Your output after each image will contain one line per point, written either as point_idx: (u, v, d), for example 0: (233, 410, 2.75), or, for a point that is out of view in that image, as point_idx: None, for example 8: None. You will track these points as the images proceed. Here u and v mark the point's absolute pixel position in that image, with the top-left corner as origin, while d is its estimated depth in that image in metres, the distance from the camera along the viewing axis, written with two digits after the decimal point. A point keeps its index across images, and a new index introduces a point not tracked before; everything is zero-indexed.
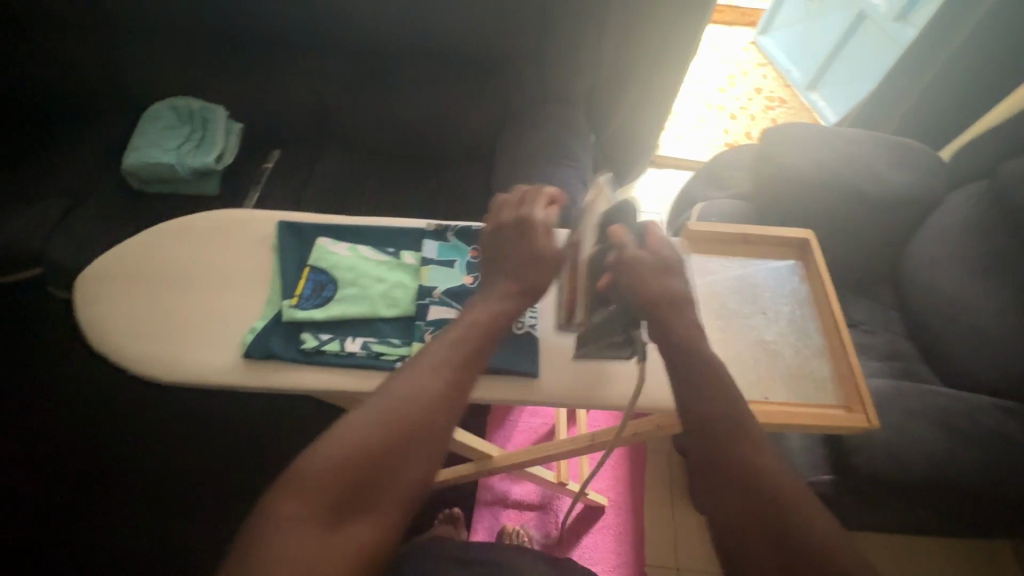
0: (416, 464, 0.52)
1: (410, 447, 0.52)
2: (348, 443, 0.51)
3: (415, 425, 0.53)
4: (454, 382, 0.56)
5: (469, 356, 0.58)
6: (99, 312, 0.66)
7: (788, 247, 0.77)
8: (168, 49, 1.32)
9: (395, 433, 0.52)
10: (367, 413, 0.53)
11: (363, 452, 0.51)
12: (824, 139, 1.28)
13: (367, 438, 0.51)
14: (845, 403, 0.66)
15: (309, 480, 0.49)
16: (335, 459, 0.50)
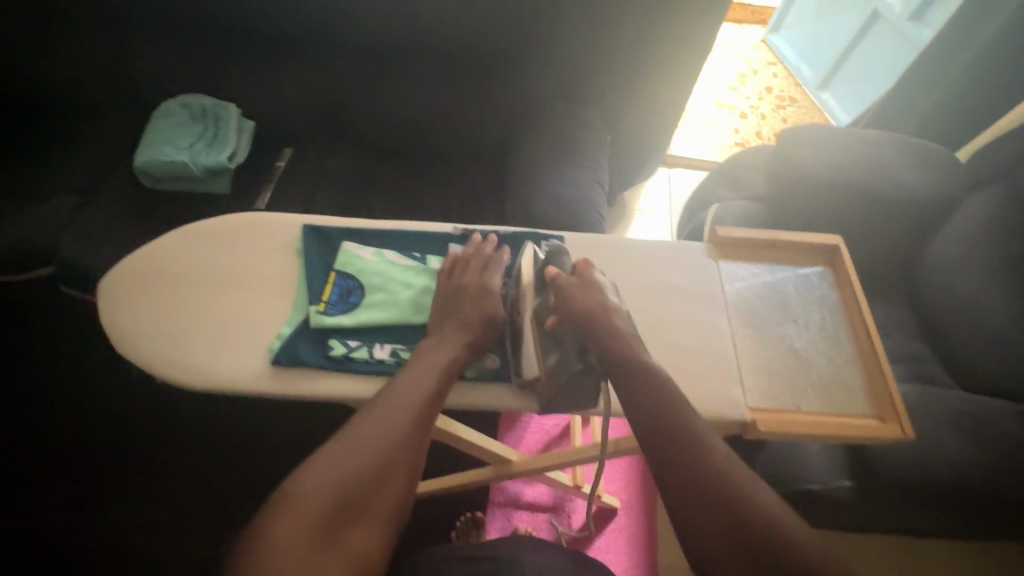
0: (395, 485, 0.55)
1: (389, 469, 0.55)
2: (331, 468, 0.54)
3: (393, 449, 0.56)
4: (428, 408, 0.60)
5: (441, 384, 0.62)
6: (121, 317, 0.66)
7: (817, 252, 0.76)
8: (179, 45, 1.31)
9: (375, 456, 0.55)
10: (347, 439, 0.56)
11: (346, 476, 0.54)
12: (844, 141, 1.27)
13: (349, 462, 0.54)
14: (879, 412, 0.65)
15: (296, 502, 0.51)
16: (319, 483, 0.53)
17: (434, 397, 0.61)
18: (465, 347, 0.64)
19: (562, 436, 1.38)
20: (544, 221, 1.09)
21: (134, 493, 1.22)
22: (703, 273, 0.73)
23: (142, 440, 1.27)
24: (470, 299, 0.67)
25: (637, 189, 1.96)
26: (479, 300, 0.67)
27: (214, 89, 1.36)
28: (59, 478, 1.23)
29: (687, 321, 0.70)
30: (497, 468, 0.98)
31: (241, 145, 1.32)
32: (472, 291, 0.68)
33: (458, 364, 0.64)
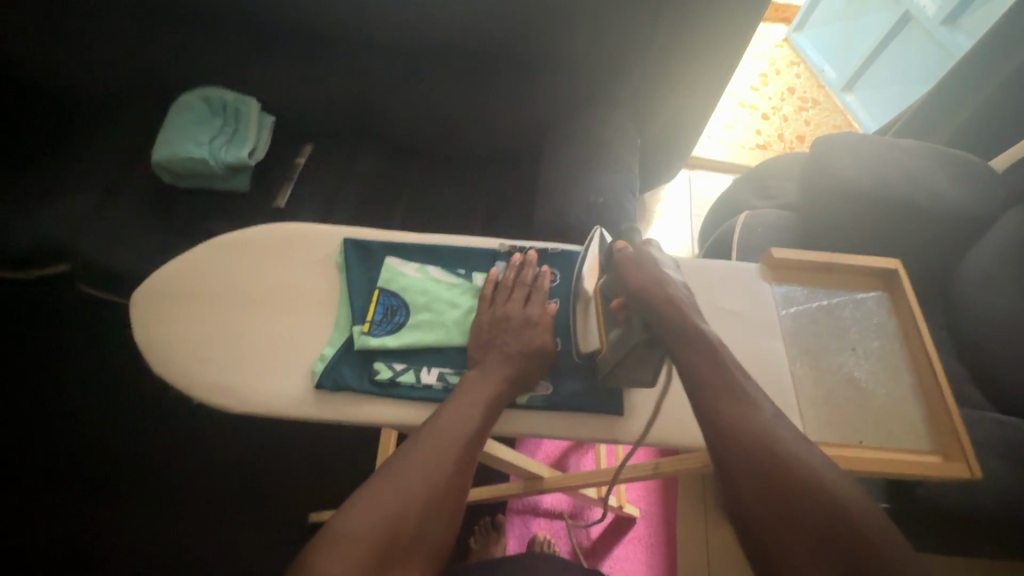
0: (442, 526, 0.52)
1: (436, 510, 0.52)
2: (377, 507, 0.50)
3: (440, 487, 0.53)
4: (474, 443, 0.57)
5: (485, 418, 0.59)
6: (159, 334, 0.66)
7: (872, 277, 0.75)
8: (196, 38, 1.27)
9: (422, 495, 0.52)
10: (393, 476, 0.53)
11: (393, 517, 0.50)
12: (888, 154, 1.19)
13: (396, 501, 0.51)
14: (941, 448, 0.63)
15: (343, 545, 0.48)
16: (366, 524, 0.49)
17: (480, 432, 0.58)
18: (508, 382, 0.61)
19: (580, 444, 1.31)
20: (577, 229, 1.05)
21: (154, 496, 1.22)
22: (757, 295, 0.72)
23: (161, 441, 1.27)
24: (515, 332, 0.64)
25: (657, 192, 1.92)
26: (523, 334, 0.64)
27: (232, 84, 1.32)
28: (78, 479, 1.23)
29: (741, 348, 0.68)
30: (529, 483, 0.99)
31: (260, 143, 1.29)
32: (516, 323, 0.65)
33: (505, 396, 0.61)
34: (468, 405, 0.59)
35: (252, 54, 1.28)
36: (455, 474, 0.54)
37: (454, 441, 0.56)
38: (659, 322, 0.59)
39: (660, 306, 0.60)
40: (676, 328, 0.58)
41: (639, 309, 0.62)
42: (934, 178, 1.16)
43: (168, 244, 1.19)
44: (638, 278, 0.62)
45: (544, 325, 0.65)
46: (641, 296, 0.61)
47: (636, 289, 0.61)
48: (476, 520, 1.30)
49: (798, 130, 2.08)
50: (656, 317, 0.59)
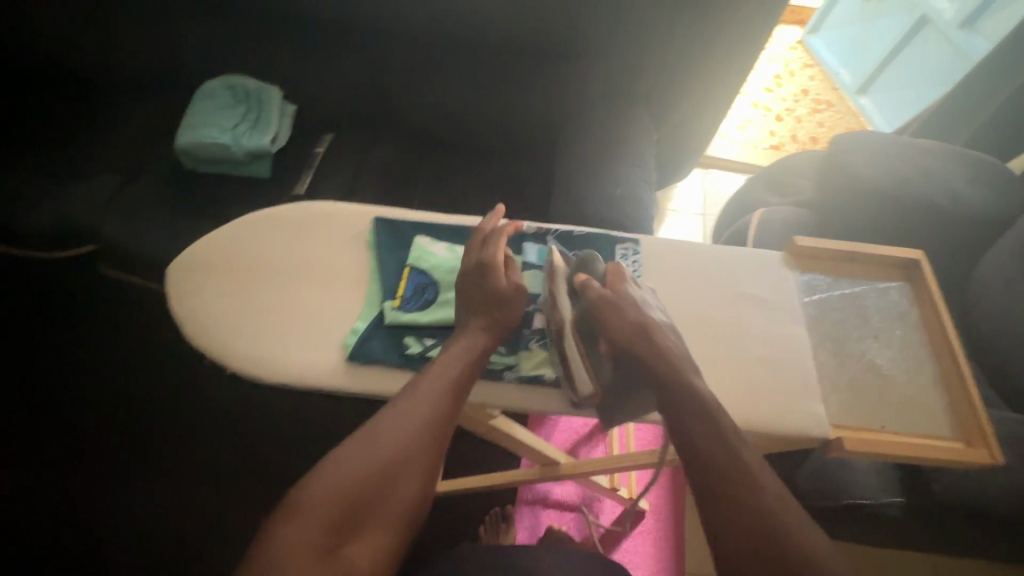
0: (407, 487, 0.54)
1: (395, 486, 0.54)
2: (339, 481, 0.53)
3: (408, 451, 0.55)
4: (447, 409, 0.58)
5: (459, 384, 0.60)
6: (195, 304, 0.68)
7: (895, 267, 0.76)
8: (222, 27, 1.29)
9: (388, 457, 0.54)
10: (364, 438, 0.55)
11: (358, 477, 0.53)
12: (909, 153, 1.16)
13: (362, 463, 0.54)
14: (964, 436, 0.65)
15: (306, 505, 0.51)
16: (324, 497, 0.52)
17: (453, 397, 0.59)
18: (485, 334, 0.63)
19: (592, 435, 1.31)
20: (594, 219, 1.05)
21: (167, 477, 1.22)
22: (781, 283, 0.75)
23: (175, 423, 1.27)
24: (478, 285, 0.66)
25: (670, 190, 1.92)
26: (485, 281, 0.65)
27: (254, 72, 1.33)
28: (90, 457, 1.23)
29: (763, 332, 0.71)
30: (546, 468, 1.00)
31: (281, 130, 1.30)
32: (472, 273, 0.67)
33: (484, 352, 0.63)
34: (439, 384, 0.59)
35: (277, 43, 1.30)
36: (418, 449, 0.55)
37: (420, 418, 0.57)
38: (654, 377, 0.60)
39: (650, 355, 0.60)
40: (673, 381, 0.59)
41: (628, 359, 0.62)
42: (951, 179, 1.13)
43: (185, 227, 1.20)
44: (621, 326, 0.62)
45: (502, 267, 0.66)
46: (630, 348, 0.61)
47: (621, 339, 0.61)
48: (488, 512, 1.29)
49: (812, 132, 2.08)
50: (649, 372, 0.60)
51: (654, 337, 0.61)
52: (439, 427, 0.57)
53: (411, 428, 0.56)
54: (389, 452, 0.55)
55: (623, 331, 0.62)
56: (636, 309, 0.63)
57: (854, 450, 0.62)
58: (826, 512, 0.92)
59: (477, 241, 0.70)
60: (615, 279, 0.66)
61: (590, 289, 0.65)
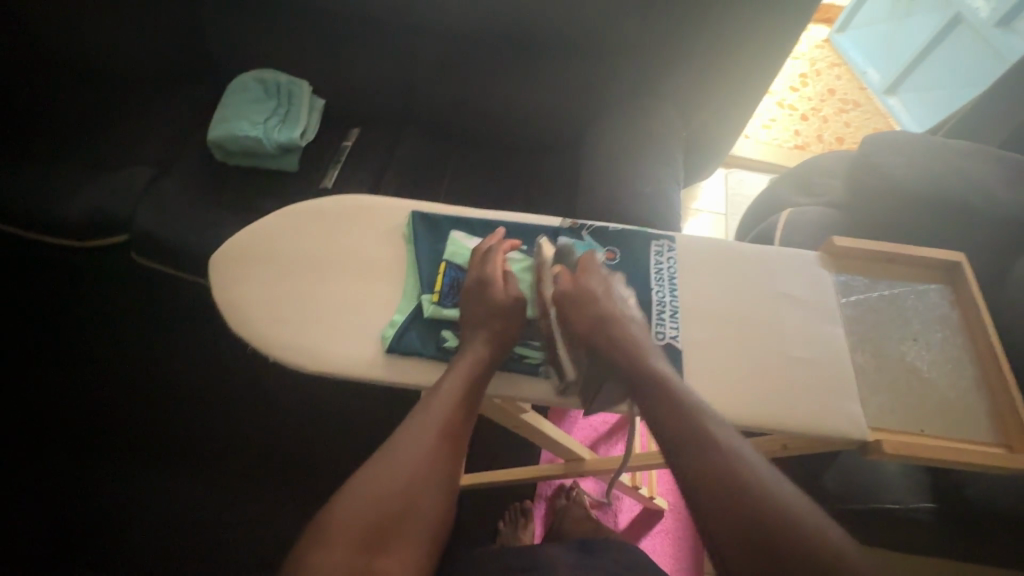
0: (431, 499, 0.55)
1: (418, 500, 0.54)
2: (363, 501, 0.53)
3: (427, 463, 0.56)
4: (459, 420, 0.60)
5: (468, 395, 0.62)
6: (238, 296, 0.71)
7: (934, 269, 0.76)
8: (254, 21, 1.30)
9: (408, 473, 0.55)
10: (384, 456, 0.56)
11: (384, 494, 0.54)
12: (943, 154, 1.13)
13: (385, 479, 0.54)
14: (1006, 442, 0.64)
15: (334, 528, 0.51)
16: (351, 518, 0.52)
17: (464, 408, 0.61)
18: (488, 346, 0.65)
19: (612, 433, 1.31)
20: (621, 217, 1.05)
21: (194, 463, 1.24)
22: (818, 283, 0.75)
23: (201, 413, 1.29)
24: (476, 297, 0.68)
25: (693, 189, 1.91)
26: (485, 295, 0.68)
27: (285, 66, 1.35)
28: (120, 443, 1.25)
29: (799, 332, 0.71)
30: (569, 465, 1.01)
31: (310, 125, 1.32)
32: (473, 289, 0.69)
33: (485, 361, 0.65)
34: (450, 396, 0.61)
35: (307, 38, 1.31)
36: (436, 461, 0.57)
37: (434, 431, 0.58)
38: (626, 368, 0.63)
39: (619, 345, 0.64)
40: (646, 370, 0.62)
41: (603, 352, 0.65)
42: (986, 179, 1.10)
43: (214, 218, 1.21)
44: (590, 319, 0.66)
45: (501, 282, 0.69)
46: (599, 338, 0.65)
47: (591, 331, 0.66)
48: (506, 508, 1.28)
49: (838, 132, 2.05)
50: (624, 362, 0.63)
51: (620, 328, 0.65)
52: (452, 438, 0.59)
53: (427, 441, 0.57)
54: (408, 467, 0.55)
55: (591, 321, 0.66)
56: (605, 303, 0.67)
57: (894, 452, 0.62)
58: (854, 518, 0.90)
59: (477, 256, 0.72)
60: (586, 274, 0.70)
61: (561, 284, 0.69)
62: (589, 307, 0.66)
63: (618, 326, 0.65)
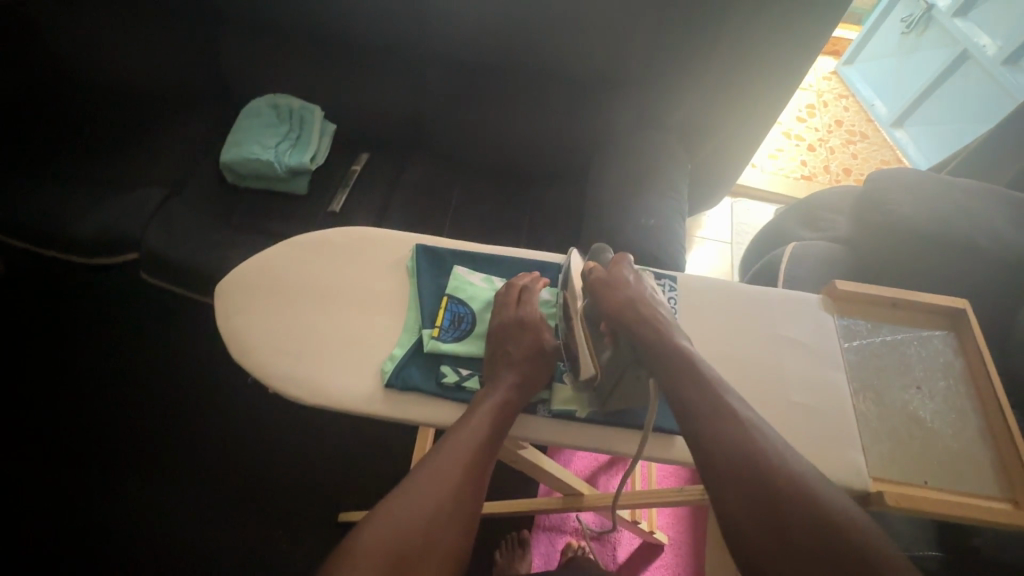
0: (447, 542, 0.53)
1: (441, 533, 0.53)
2: (386, 529, 0.52)
3: (450, 503, 0.55)
4: (483, 456, 0.60)
5: (493, 436, 0.62)
6: (240, 326, 0.72)
7: (938, 315, 0.76)
8: (270, 49, 1.34)
9: (432, 506, 0.54)
10: (407, 491, 0.55)
11: (408, 524, 0.52)
12: (950, 192, 1.12)
13: (408, 512, 0.53)
14: (1011, 496, 0.63)
15: (356, 556, 0.50)
16: (374, 546, 0.50)
17: (486, 449, 0.60)
18: (514, 386, 0.65)
19: (612, 464, 1.29)
20: (625, 249, 1.05)
21: (192, 483, 1.23)
22: (820, 327, 0.75)
23: (202, 430, 1.29)
24: (514, 337, 0.69)
25: (699, 217, 1.91)
26: (521, 335, 0.69)
27: (298, 91, 1.37)
28: (119, 461, 1.25)
29: (801, 376, 0.71)
30: (567, 499, 1.00)
31: (321, 149, 1.34)
32: (511, 326, 0.70)
33: (509, 406, 0.64)
34: (475, 431, 0.61)
35: (320, 65, 1.34)
36: (460, 496, 0.56)
37: (459, 465, 0.58)
38: (643, 343, 0.62)
39: (640, 322, 0.63)
40: (660, 346, 0.61)
41: (626, 334, 0.64)
42: (993, 218, 1.08)
43: (222, 238, 1.23)
44: (617, 299, 0.65)
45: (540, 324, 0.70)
46: (622, 319, 0.64)
47: (615, 310, 0.64)
48: (504, 538, 1.26)
49: (845, 163, 2.06)
50: (640, 337, 0.63)
51: (642, 306, 0.64)
52: (475, 475, 0.58)
53: (452, 474, 0.57)
54: (432, 500, 0.55)
55: (614, 302, 0.65)
56: (630, 286, 0.66)
57: (895, 505, 0.60)
58: None
59: (513, 294, 0.72)
60: (618, 266, 0.70)
61: (593, 272, 0.69)
62: (612, 287, 0.66)
63: (641, 309, 0.64)
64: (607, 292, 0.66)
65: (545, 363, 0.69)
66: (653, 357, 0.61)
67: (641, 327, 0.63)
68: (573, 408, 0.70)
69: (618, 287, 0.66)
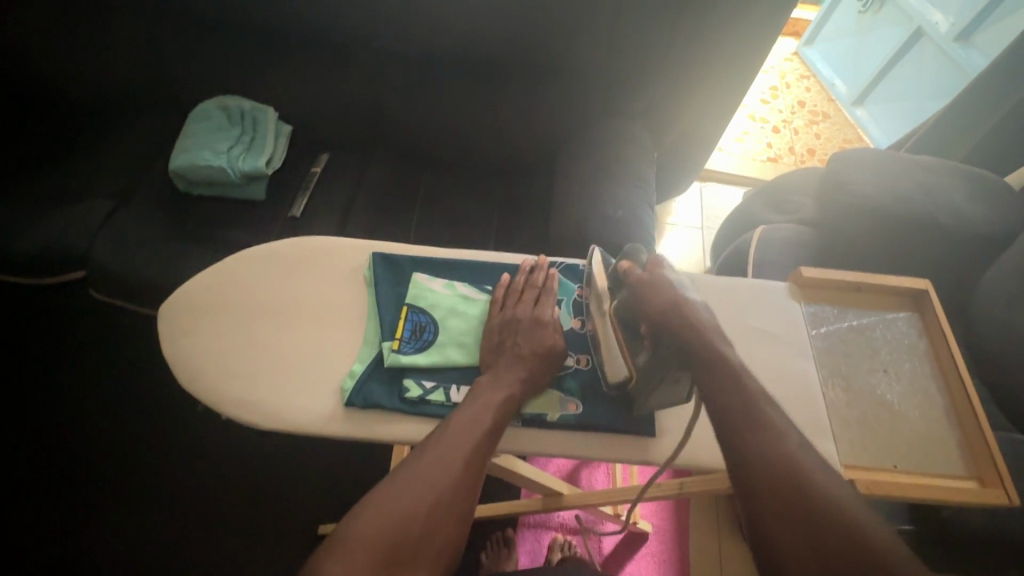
0: (448, 527, 0.52)
1: (441, 519, 0.52)
2: (384, 514, 0.51)
3: (451, 490, 0.54)
4: (486, 441, 0.58)
5: (495, 424, 0.60)
6: (191, 350, 0.69)
7: (902, 297, 0.76)
8: (215, 49, 1.27)
9: (433, 491, 0.53)
10: (408, 475, 0.54)
11: (407, 510, 0.51)
12: (910, 170, 1.12)
13: (407, 498, 0.52)
14: (978, 474, 0.64)
15: (353, 541, 0.49)
16: (372, 531, 0.50)
17: (489, 436, 0.59)
18: (520, 383, 0.64)
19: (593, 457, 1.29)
20: (593, 243, 1.03)
21: (160, 506, 1.19)
22: (787, 315, 0.75)
23: (167, 451, 1.24)
24: (527, 335, 0.67)
25: (668, 204, 1.91)
26: (535, 334, 0.67)
27: (248, 92, 1.31)
28: (84, 487, 1.20)
29: (770, 368, 0.71)
30: (547, 499, 0.98)
31: (276, 152, 1.28)
32: (526, 324, 0.68)
33: (514, 401, 0.62)
34: (477, 418, 0.59)
35: (269, 64, 1.28)
36: (461, 482, 0.54)
37: (461, 450, 0.56)
38: (690, 347, 0.58)
39: (687, 329, 0.58)
40: (701, 349, 0.57)
41: (669, 338, 0.59)
42: (952, 195, 1.09)
43: (176, 250, 1.17)
44: (659, 301, 0.60)
45: (551, 324, 0.68)
46: (666, 322, 0.59)
47: (658, 313, 0.60)
48: (488, 539, 1.25)
49: (809, 144, 2.08)
50: (682, 342, 0.58)
51: (685, 310, 0.60)
52: (478, 461, 0.57)
53: (452, 460, 0.55)
54: (433, 486, 0.53)
55: (657, 306, 0.60)
56: (669, 287, 0.61)
57: (866, 492, 0.61)
58: None
59: (513, 296, 0.71)
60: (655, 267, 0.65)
61: (632, 272, 0.65)
62: (654, 287, 0.62)
63: (687, 314, 0.59)
64: (649, 292, 0.62)
65: (551, 364, 0.67)
66: (697, 359, 0.57)
67: (690, 330, 0.58)
68: (544, 412, 0.68)
69: (660, 287, 0.62)
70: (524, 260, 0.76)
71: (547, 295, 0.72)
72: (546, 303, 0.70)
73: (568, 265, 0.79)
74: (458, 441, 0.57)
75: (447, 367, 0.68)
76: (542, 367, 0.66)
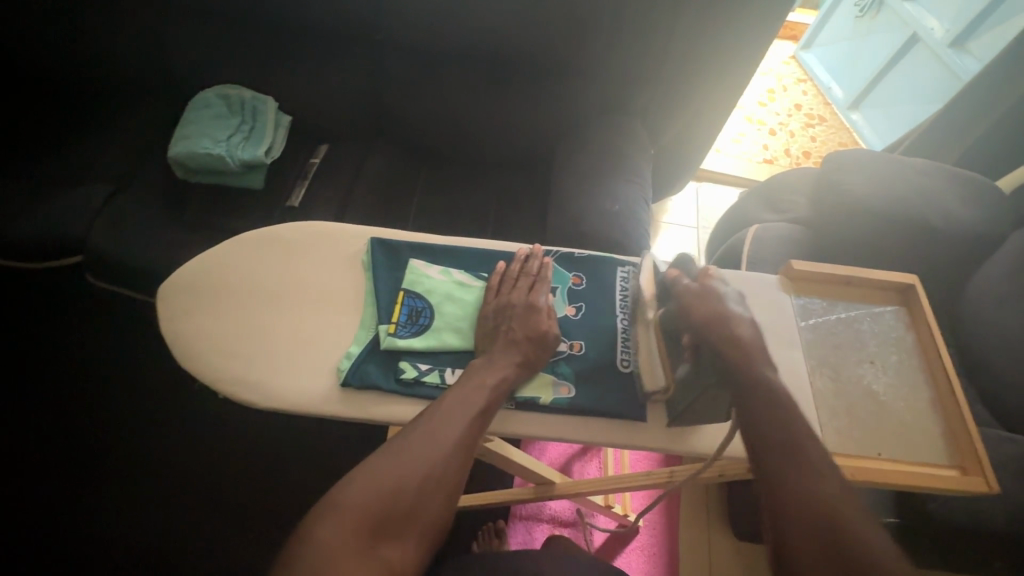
0: (436, 502, 0.53)
1: (430, 495, 0.53)
2: (374, 485, 0.52)
3: (440, 466, 0.55)
4: (477, 421, 0.59)
5: (488, 406, 0.61)
6: (189, 330, 0.70)
7: (890, 292, 0.78)
8: (217, 38, 1.27)
9: (423, 467, 0.54)
10: (399, 449, 0.55)
11: (396, 483, 0.53)
12: (902, 171, 1.14)
13: (398, 471, 0.53)
14: (959, 463, 0.66)
15: (343, 507, 0.50)
16: (361, 500, 0.51)
17: (481, 416, 0.60)
18: (514, 367, 0.65)
19: (585, 450, 1.30)
20: (588, 237, 1.04)
21: (155, 489, 1.19)
22: (778, 305, 0.76)
23: (162, 436, 1.24)
24: (520, 319, 0.68)
25: (664, 202, 1.93)
26: (528, 319, 0.68)
27: (249, 81, 1.32)
28: (78, 470, 1.20)
29: None
30: (539, 488, 0.99)
31: (276, 141, 1.29)
32: (520, 310, 0.69)
33: (509, 384, 0.63)
34: (471, 398, 0.60)
35: (271, 55, 1.29)
36: (450, 459, 0.55)
37: (452, 428, 0.57)
38: (723, 360, 0.59)
39: (726, 342, 0.59)
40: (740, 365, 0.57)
41: (709, 355, 0.60)
42: (944, 197, 1.11)
43: (175, 236, 1.18)
44: (702, 312, 0.61)
45: (545, 310, 0.69)
46: (705, 335, 0.60)
47: (701, 325, 0.61)
48: (479, 530, 1.25)
49: (804, 146, 2.10)
50: (722, 357, 0.58)
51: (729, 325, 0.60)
52: (468, 439, 0.58)
53: (443, 437, 0.56)
54: (423, 462, 0.54)
55: (699, 317, 0.61)
56: (716, 300, 0.62)
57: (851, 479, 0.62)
58: None
59: (508, 283, 0.72)
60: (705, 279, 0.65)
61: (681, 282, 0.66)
62: (703, 300, 0.63)
63: (730, 328, 0.60)
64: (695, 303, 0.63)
65: (545, 347, 0.68)
66: (733, 377, 0.58)
67: (731, 342, 0.59)
68: (536, 395, 0.69)
69: (706, 300, 0.62)
70: (519, 249, 0.77)
71: (541, 283, 0.72)
72: (541, 292, 0.71)
73: (563, 254, 0.81)
74: (450, 419, 0.58)
75: (442, 350, 0.69)
76: (537, 353, 0.67)
